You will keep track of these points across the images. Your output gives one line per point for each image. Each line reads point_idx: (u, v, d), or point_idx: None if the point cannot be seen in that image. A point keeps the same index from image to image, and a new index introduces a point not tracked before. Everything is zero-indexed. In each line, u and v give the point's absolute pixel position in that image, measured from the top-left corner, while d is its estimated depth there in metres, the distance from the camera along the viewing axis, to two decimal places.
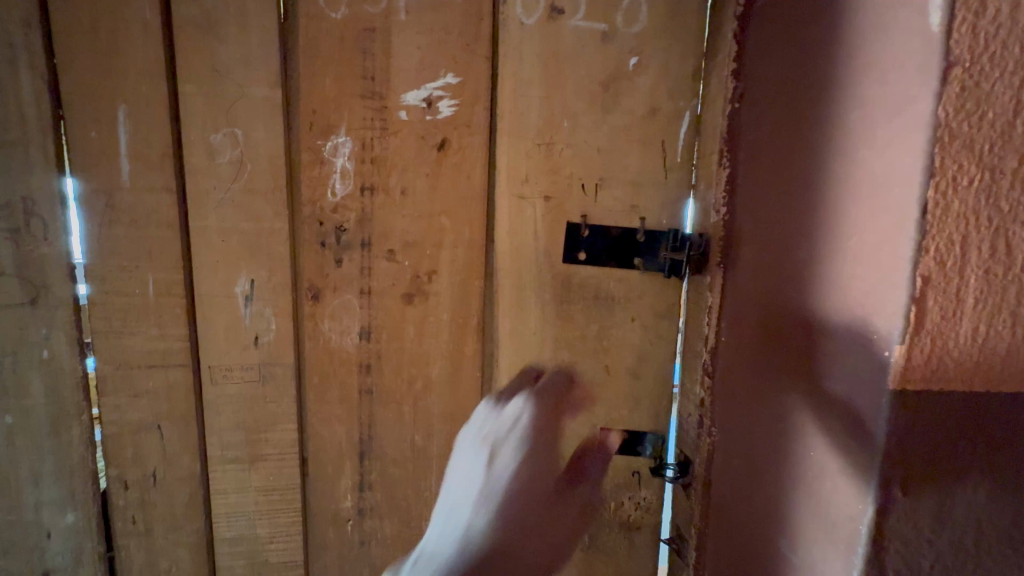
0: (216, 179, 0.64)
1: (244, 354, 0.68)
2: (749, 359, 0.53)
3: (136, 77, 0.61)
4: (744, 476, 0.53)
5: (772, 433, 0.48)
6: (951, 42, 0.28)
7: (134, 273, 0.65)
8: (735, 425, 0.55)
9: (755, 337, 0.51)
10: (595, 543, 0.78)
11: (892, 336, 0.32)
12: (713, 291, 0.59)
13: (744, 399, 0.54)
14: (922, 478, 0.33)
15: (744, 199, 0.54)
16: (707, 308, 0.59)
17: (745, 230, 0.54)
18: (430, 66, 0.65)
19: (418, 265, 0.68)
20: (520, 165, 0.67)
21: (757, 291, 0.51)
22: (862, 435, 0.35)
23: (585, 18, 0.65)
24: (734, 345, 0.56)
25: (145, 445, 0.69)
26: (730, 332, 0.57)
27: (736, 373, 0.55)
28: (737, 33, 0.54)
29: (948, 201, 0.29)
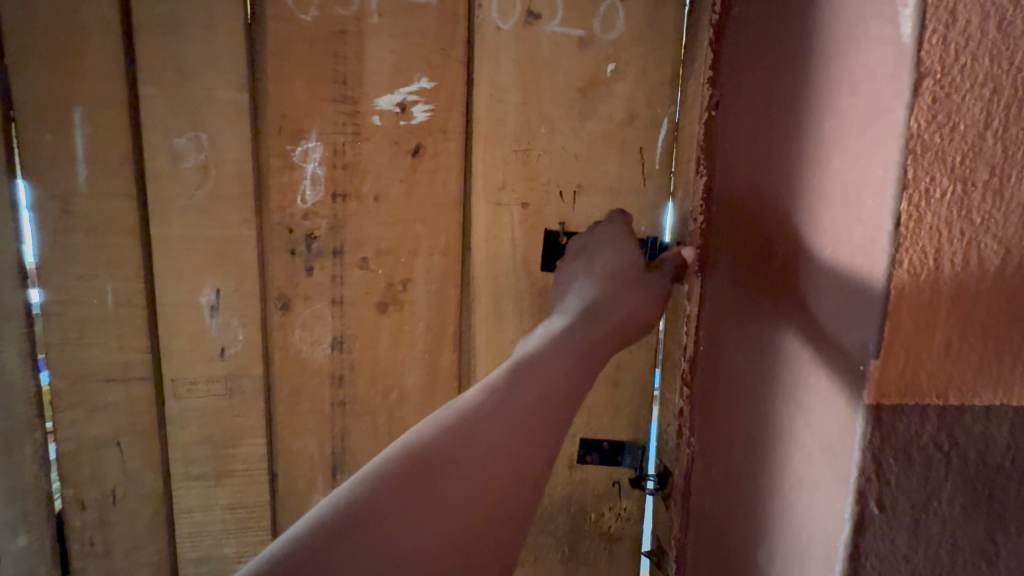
0: (180, 184, 0.61)
1: (210, 366, 0.65)
2: (727, 368, 0.52)
3: (94, 78, 0.59)
4: (723, 488, 0.52)
5: (750, 443, 0.47)
6: (922, 54, 0.28)
7: (91, 283, 0.62)
8: (714, 435, 0.54)
9: (732, 345, 0.51)
10: (576, 554, 0.77)
11: (866, 350, 0.31)
12: (692, 299, 0.58)
13: (721, 408, 0.53)
14: (898, 493, 0.33)
15: (722, 206, 0.53)
16: (686, 317, 0.59)
17: (722, 238, 0.53)
18: (404, 70, 0.63)
19: (392, 273, 0.67)
20: (497, 171, 0.66)
21: (735, 298, 0.50)
22: (839, 451, 0.34)
23: (562, 24, 0.64)
24: (712, 353, 0.55)
25: (104, 463, 0.65)
26: (708, 341, 0.56)
27: (714, 382, 0.54)
28: (713, 40, 0.53)
29: (921, 213, 0.29)
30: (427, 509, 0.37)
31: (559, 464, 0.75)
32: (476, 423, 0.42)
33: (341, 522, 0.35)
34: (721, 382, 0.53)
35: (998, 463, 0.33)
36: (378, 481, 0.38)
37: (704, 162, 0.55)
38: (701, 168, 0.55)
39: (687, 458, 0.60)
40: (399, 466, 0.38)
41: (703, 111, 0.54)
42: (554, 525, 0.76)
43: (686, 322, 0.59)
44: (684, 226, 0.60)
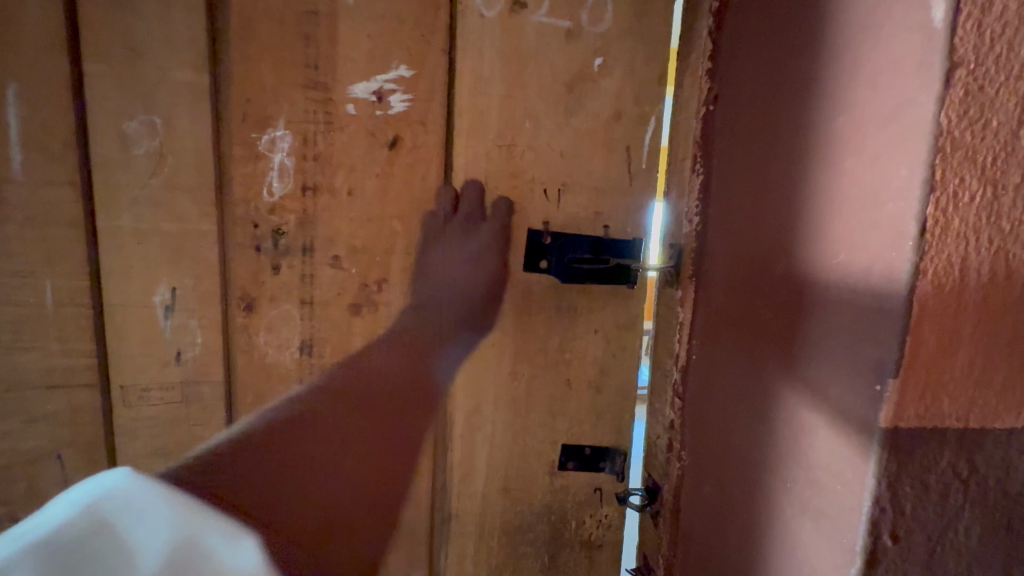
0: (131, 173, 0.56)
1: (165, 372, 0.60)
2: (720, 379, 0.50)
3: (30, 52, 0.52)
4: (716, 505, 0.50)
5: (746, 459, 0.45)
6: (956, 41, 0.27)
7: (29, 280, 0.56)
8: (705, 449, 0.52)
9: (726, 354, 0.49)
10: (555, 561, 0.75)
11: (884, 368, 0.30)
12: (684, 305, 0.56)
13: (715, 421, 0.51)
14: (914, 521, 0.32)
15: (716, 209, 0.51)
16: (679, 324, 0.57)
17: (716, 244, 0.51)
18: (380, 57, 0.60)
19: (367, 272, 0.63)
20: (479, 168, 0.63)
21: (731, 307, 0.48)
22: (850, 480, 0.33)
23: (548, 15, 0.62)
24: (705, 364, 0.53)
25: (43, 477, 0.59)
26: (703, 350, 0.53)
27: (709, 394, 0.52)
28: (711, 31, 0.52)
29: (948, 218, 0.28)
30: (345, 412, 0.64)
31: (539, 472, 0.72)
32: (378, 372, 0.65)
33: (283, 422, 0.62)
34: (717, 395, 0.51)
35: (1015, 491, 0.33)
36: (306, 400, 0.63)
37: (700, 160, 0.54)
38: (697, 168, 0.54)
39: (676, 473, 0.58)
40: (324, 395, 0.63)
41: (702, 105, 0.53)
42: (533, 534, 0.74)
43: (679, 330, 0.57)
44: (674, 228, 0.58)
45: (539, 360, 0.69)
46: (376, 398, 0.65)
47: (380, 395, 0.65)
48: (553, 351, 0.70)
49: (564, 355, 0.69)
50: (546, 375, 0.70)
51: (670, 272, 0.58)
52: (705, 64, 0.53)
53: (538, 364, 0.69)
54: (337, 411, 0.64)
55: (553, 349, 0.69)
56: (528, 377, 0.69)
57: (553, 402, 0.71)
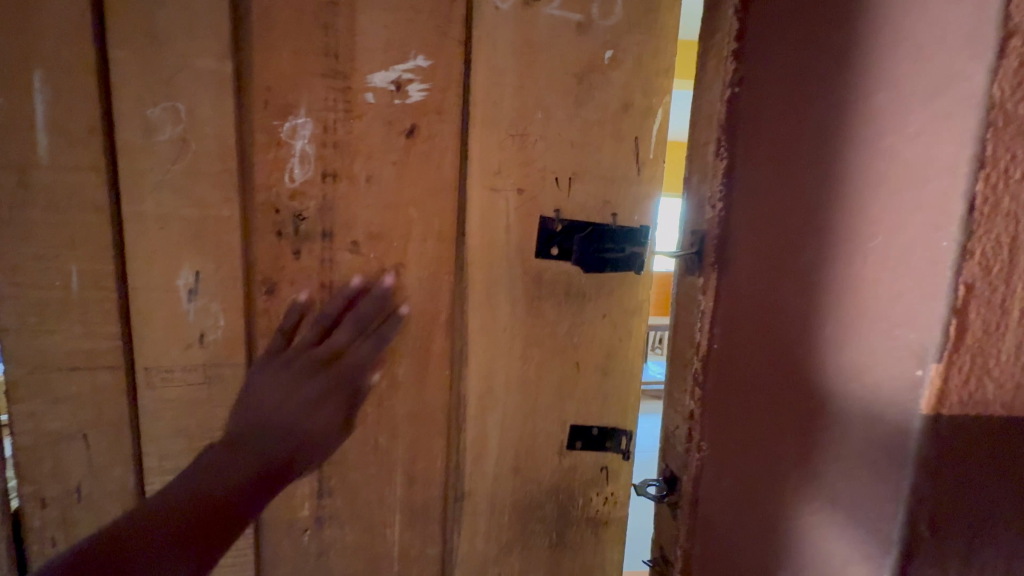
0: (154, 159, 0.57)
1: (187, 354, 0.61)
2: (744, 367, 0.49)
3: (55, 37, 0.53)
4: (739, 497, 0.49)
5: (771, 447, 0.45)
6: (1011, 7, 0.26)
7: (54, 263, 0.57)
8: (728, 440, 0.52)
9: (750, 342, 0.48)
10: (562, 537, 0.78)
11: (927, 353, 0.30)
12: (706, 292, 0.55)
13: (740, 411, 0.50)
14: (953, 510, 0.31)
15: (743, 196, 0.51)
16: (702, 312, 0.55)
17: (742, 231, 0.51)
18: (398, 47, 0.61)
19: (384, 258, 0.65)
20: (493, 156, 0.65)
21: (756, 294, 0.48)
22: (886, 470, 0.32)
23: (560, 8, 0.64)
24: (729, 355, 0.52)
25: (67, 457, 0.60)
26: (725, 339, 0.53)
27: (731, 384, 0.51)
28: (738, 11, 0.52)
29: (999, 196, 0.27)
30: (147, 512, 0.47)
31: (549, 452, 0.75)
32: (212, 472, 0.51)
33: (111, 545, 0.43)
34: (740, 384, 0.50)
35: None
36: (91, 542, 0.43)
37: (726, 144, 0.52)
38: (721, 153, 0.53)
39: (696, 461, 0.56)
40: (117, 529, 0.44)
41: (727, 88, 0.52)
42: (542, 512, 0.77)
43: (701, 317, 0.56)
44: (698, 216, 0.57)
45: (548, 344, 0.72)
46: (195, 496, 0.49)
47: (209, 487, 0.50)
48: (563, 335, 0.72)
49: (573, 339, 0.72)
50: (555, 359, 0.72)
51: (691, 258, 0.58)
52: (732, 46, 0.52)
53: (547, 347, 0.72)
54: (178, 520, 0.47)
55: (563, 333, 0.72)
56: (538, 360, 0.72)
57: (561, 384, 0.73)
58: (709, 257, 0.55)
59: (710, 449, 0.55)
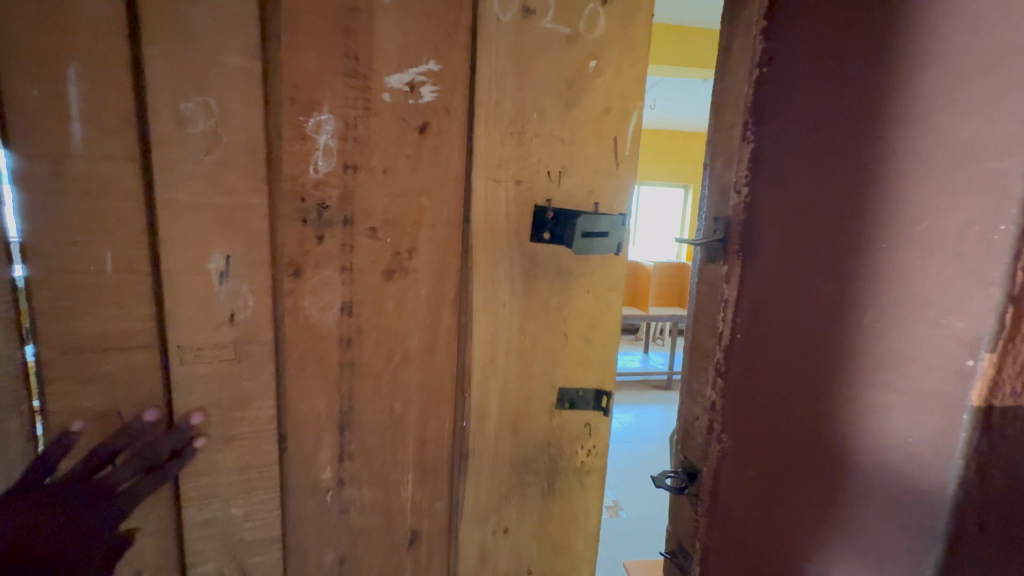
0: (186, 150, 0.61)
1: (218, 332, 0.66)
2: (763, 380, 0.40)
3: (89, 33, 0.56)
4: (749, 517, 0.41)
5: (789, 466, 0.37)
6: None
7: (87, 248, 0.60)
8: (736, 459, 0.42)
9: (771, 347, 0.39)
10: (553, 485, 0.90)
11: (977, 342, 0.26)
12: (729, 282, 0.43)
13: (757, 430, 0.40)
14: (1014, 518, 0.26)
15: (766, 173, 0.39)
16: (721, 303, 0.44)
17: (765, 212, 0.39)
18: (412, 51, 0.68)
19: (398, 242, 0.72)
20: (495, 151, 0.74)
21: (776, 290, 0.38)
22: (930, 462, 0.28)
23: (553, 21, 0.73)
24: (743, 363, 0.41)
25: (101, 434, 0.64)
26: (739, 343, 0.42)
27: (745, 400, 0.42)
28: None
29: None
30: None
31: (541, 412, 0.86)
32: None
33: None
34: (754, 399, 0.41)
35: None
36: None
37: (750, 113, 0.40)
38: (745, 120, 0.41)
39: (708, 490, 0.46)
40: None
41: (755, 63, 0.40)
42: (536, 464, 0.87)
43: (722, 309, 0.44)
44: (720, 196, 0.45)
45: (541, 317, 0.82)
46: None
47: None
48: (553, 309, 0.82)
49: (562, 313, 0.83)
50: (547, 330, 0.83)
51: (713, 245, 0.45)
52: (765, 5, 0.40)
53: (540, 319, 0.82)
54: None
55: (553, 307, 0.82)
56: (532, 331, 0.82)
57: (552, 352, 0.84)
58: (731, 243, 0.42)
59: (726, 474, 0.44)
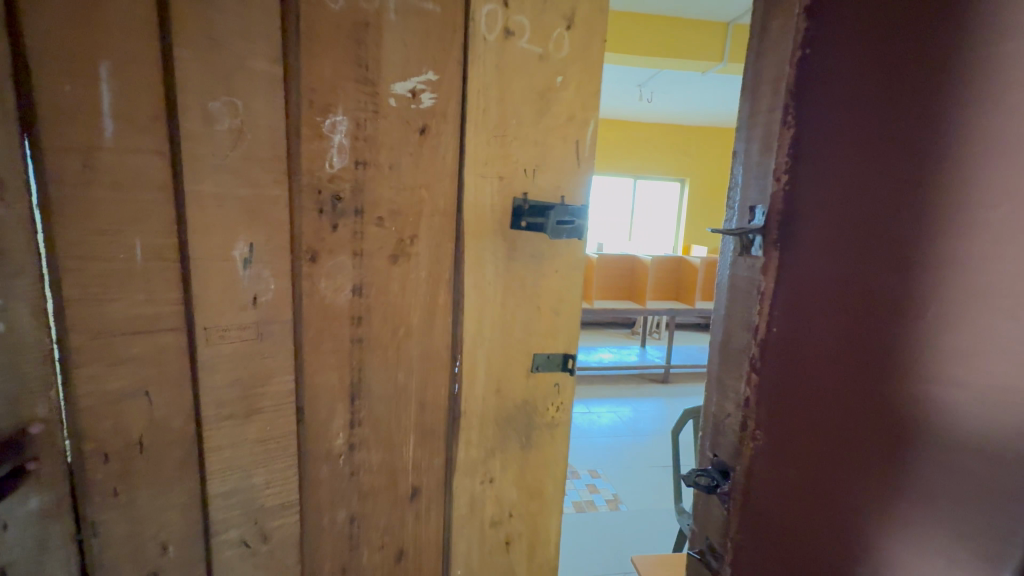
0: (213, 145, 0.66)
1: (242, 314, 0.72)
2: (807, 389, 0.33)
3: (121, 34, 0.59)
4: (792, 545, 0.35)
5: (837, 487, 0.32)
6: None
7: (117, 237, 0.63)
8: (773, 482, 0.35)
9: (815, 349, 0.33)
10: (530, 440, 1.04)
11: None
12: (768, 273, 0.34)
13: (800, 449, 0.34)
14: None
15: (815, 145, 0.32)
16: (760, 296, 0.35)
17: (812, 190, 0.32)
18: (414, 63, 0.77)
19: (402, 230, 0.82)
20: (482, 151, 0.86)
21: (829, 282, 0.31)
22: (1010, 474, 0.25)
23: (528, 42, 0.87)
24: (784, 372, 0.34)
25: (129, 413, 0.67)
26: (778, 349, 0.34)
27: (786, 415, 0.34)
28: None
29: None
30: None
31: (519, 375, 1.00)
32: None
33: None
34: (795, 412, 0.34)
35: None
36: None
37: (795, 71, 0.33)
38: (783, 90, 0.34)
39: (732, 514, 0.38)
40: None
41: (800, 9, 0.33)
42: (516, 421, 1.01)
43: (759, 303, 0.35)
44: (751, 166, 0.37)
45: (520, 293, 0.96)
46: None
47: None
48: (529, 286, 0.97)
49: (536, 290, 0.97)
50: (524, 304, 0.97)
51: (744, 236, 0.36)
52: None
53: (519, 296, 0.96)
54: None
55: (529, 285, 0.97)
56: (513, 306, 0.96)
57: (528, 323, 0.98)
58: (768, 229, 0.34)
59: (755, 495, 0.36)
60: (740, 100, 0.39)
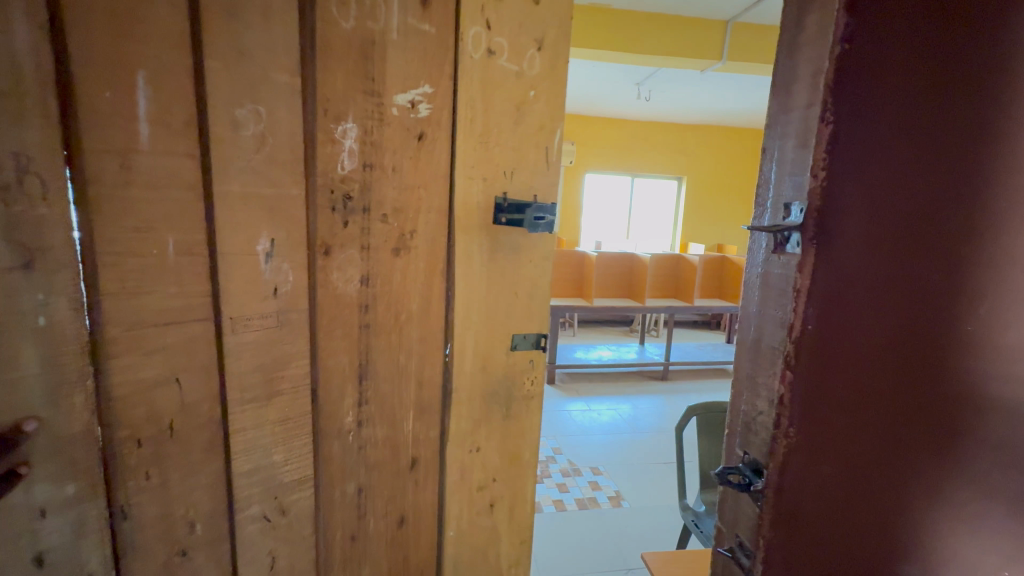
0: (240, 149, 0.72)
1: (264, 304, 0.78)
2: (850, 377, 0.37)
3: (158, 46, 0.64)
4: (841, 514, 0.40)
5: (883, 452, 0.39)
6: None
7: (150, 235, 0.67)
8: (822, 466, 0.38)
9: (862, 342, 0.37)
10: (510, 411, 1.15)
11: None
12: (804, 272, 0.35)
13: (846, 430, 0.38)
14: None
15: (858, 151, 0.33)
16: (795, 294, 0.35)
17: (851, 193, 0.34)
18: (413, 77, 0.87)
19: (403, 225, 0.91)
20: (469, 156, 0.97)
21: (876, 283, 0.36)
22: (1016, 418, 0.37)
23: (506, 61, 0.98)
24: (825, 365, 0.36)
25: (161, 399, 0.72)
26: (818, 345, 0.36)
27: (831, 405, 0.37)
28: None
29: None
30: None
31: (501, 356, 1.10)
32: None
33: None
34: (840, 400, 0.37)
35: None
36: None
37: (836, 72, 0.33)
38: (821, 86, 0.33)
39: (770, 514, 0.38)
40: None
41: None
42: (499, 398, 1.12)
43: (794, 301, 0.35)
44: (788, 163, 0.36)
45: (502, 282, 1.07)
46: None
47: None
48: (509, 276, 1.07)
49: (516, 279, 1.08)
50: (505, 293, 1.08)
51: (777, 233, 0.36)
52: None
53: (501, 285, 1.07)
54: None
55: (509, 274, 1.07)
56: (496, 294, 1.06)
57: (508, 309, 1.09)
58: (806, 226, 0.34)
59: (799, 485, 0.38)
60: (770, 90, 0.39)
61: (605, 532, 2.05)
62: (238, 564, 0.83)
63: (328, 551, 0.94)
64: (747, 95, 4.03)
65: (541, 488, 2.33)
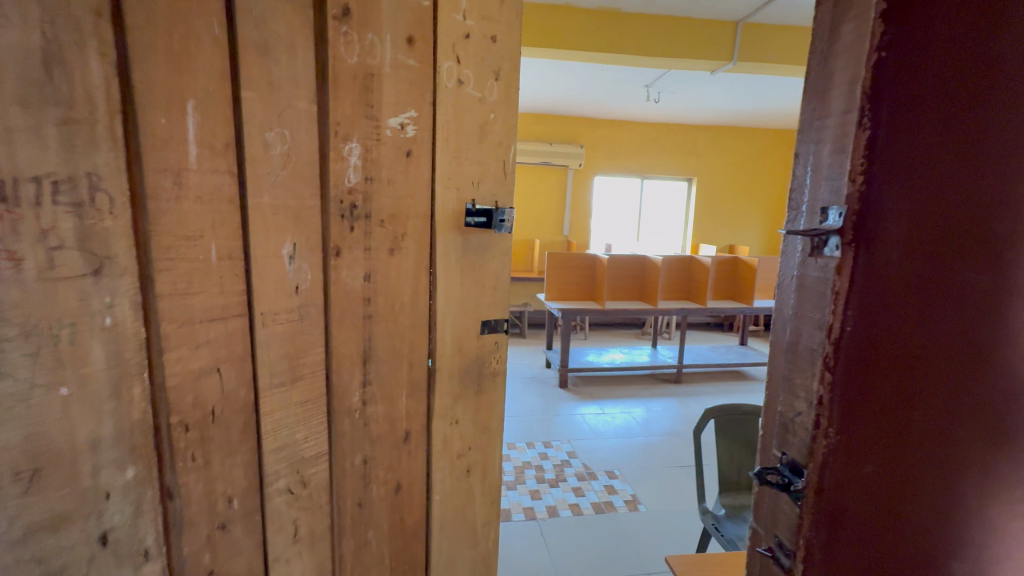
0: (270, 166, 0.84)
1: (290, 299, 0.90)
2: (887, 371, 0.43)
3: (205, 79, 0.74)
4: (876, 495, 0.45)
5: (913, 439, 0.45)
6: None
7: (196, 242, 0.77)
8: (861, 451, 0.44)
9: (897, 344, 0.42)
10: (480, 386, 1.27)
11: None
12: (843, 275, 0.41)
13: (881, 419, 0.44)
14: None
15: (893, 173, 0.39)
16: (835, 295, 0.41)
17: (887, 210, 0.39)
18: (402, 103, 1.03)
19: (395, 229, 1.06)
20: (444, 168, 1.11)
21: (911, 291, 0.42)
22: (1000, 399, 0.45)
23: (472, 90, 1.13)
24: (866, 361, 0.42)
25: (205, 387, 0.81)
26: (860, 343, 0.42)
27: (870, 397, 0.43)
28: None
29: None
30: None
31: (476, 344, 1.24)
32: None
33: None
34: (879, 392, 0.43)
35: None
36: None
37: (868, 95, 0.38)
38: (853, 107, 0.39)
39: (812, 491, 0.44)
40: None
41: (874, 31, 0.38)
42: (470, 375, 1.25)
43: (834, 301, 0.41)
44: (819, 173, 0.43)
45: (472, 277, 1.20)
46: None
47: None
48: (477, 271, 1.21)
49: (483, 275, 1.22)
50: (477, 289, 1.21)
51: (815, 237, 0.42)
52: None
53: (470, 279, 1.20)
54: None
55: (477, 270, 1.21)
56: (469, 289, 1.20)
57: (476, 297, 1.21)
58: (845, 233, 0.40)
59: (841, 465, 0.44)
60: (803, 101, 0.44)
61: (620, 532, 2.30)
62: (268, 533, 0.94)
63: (341, 517, 1.07)
64: (705, 95, 4.45)
65: (560, 492, 2.59)
